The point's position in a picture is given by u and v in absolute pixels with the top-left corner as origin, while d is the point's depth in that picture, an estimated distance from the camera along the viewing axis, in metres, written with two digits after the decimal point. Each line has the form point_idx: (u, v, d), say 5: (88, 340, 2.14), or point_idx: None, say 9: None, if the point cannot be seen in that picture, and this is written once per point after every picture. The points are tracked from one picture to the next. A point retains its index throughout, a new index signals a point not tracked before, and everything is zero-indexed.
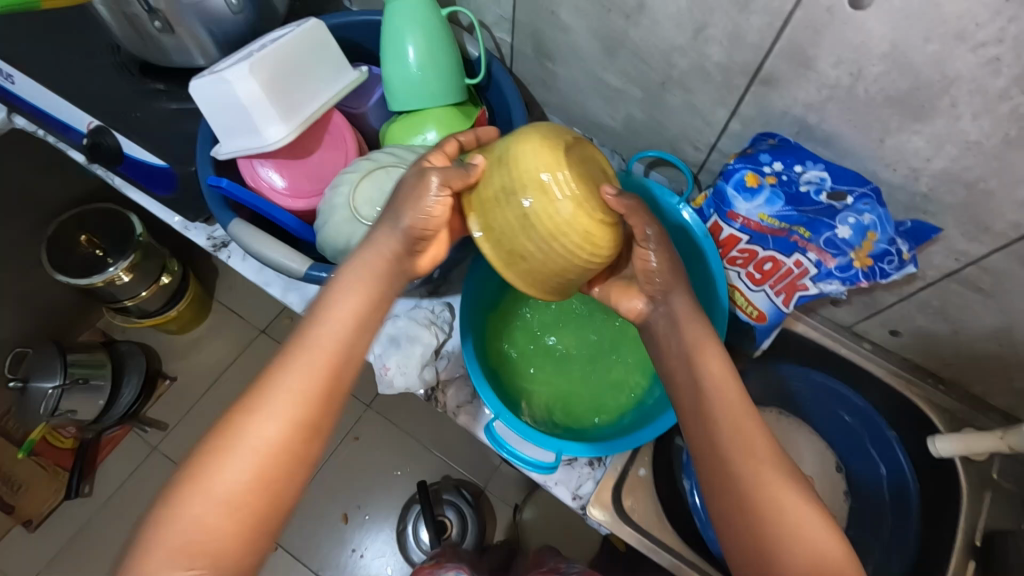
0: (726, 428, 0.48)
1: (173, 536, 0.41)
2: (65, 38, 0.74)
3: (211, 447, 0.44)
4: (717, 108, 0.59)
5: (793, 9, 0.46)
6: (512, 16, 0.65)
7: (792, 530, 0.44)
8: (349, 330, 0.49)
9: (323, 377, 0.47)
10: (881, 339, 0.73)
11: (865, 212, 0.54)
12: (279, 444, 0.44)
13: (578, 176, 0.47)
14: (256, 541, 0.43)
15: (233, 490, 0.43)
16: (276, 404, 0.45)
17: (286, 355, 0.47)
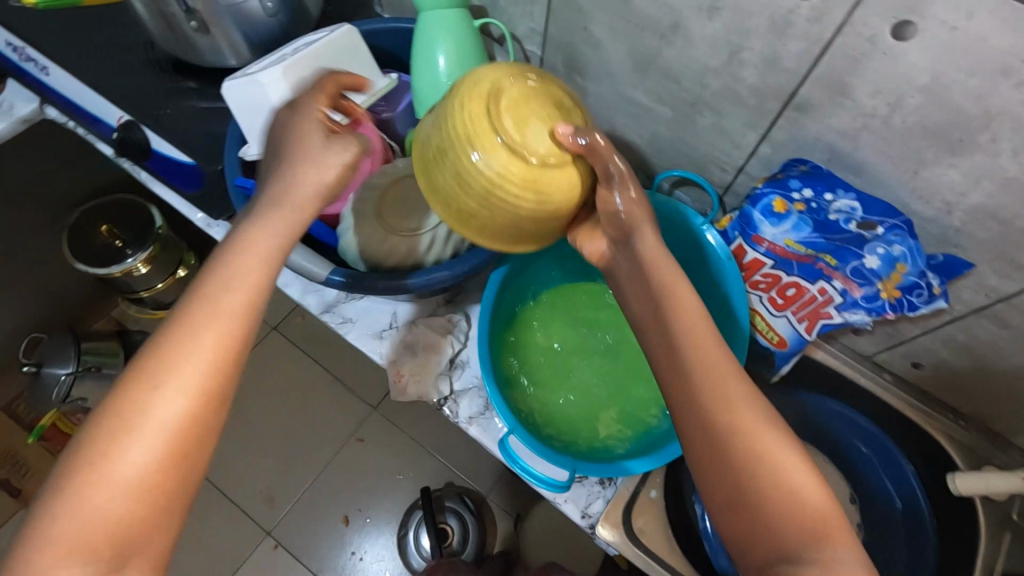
0: (698, 369, 0.43)
1: (70, 529, 0.35)
2: (102, 34, 0.75)
3: (103, 423, 0.37)
4: (747, 130, 0.58)
5: (833, 36, 0.46)
6: (544, 30, 0.65)
7: (780, 484, 0.38)
8: (258, 284, 0.44)
9: (235, 333, 0.42)
10: (902, 370, 0.72)
11: (895, 243, 0.53)
12: (191, 414, 0.39)
13: (518, 121, 0.48)
14: (167, 522, 0.38)
15: (141, 471, 0.37)
16: (184, 370, 0.39)
17: (185, 313, 0.41)
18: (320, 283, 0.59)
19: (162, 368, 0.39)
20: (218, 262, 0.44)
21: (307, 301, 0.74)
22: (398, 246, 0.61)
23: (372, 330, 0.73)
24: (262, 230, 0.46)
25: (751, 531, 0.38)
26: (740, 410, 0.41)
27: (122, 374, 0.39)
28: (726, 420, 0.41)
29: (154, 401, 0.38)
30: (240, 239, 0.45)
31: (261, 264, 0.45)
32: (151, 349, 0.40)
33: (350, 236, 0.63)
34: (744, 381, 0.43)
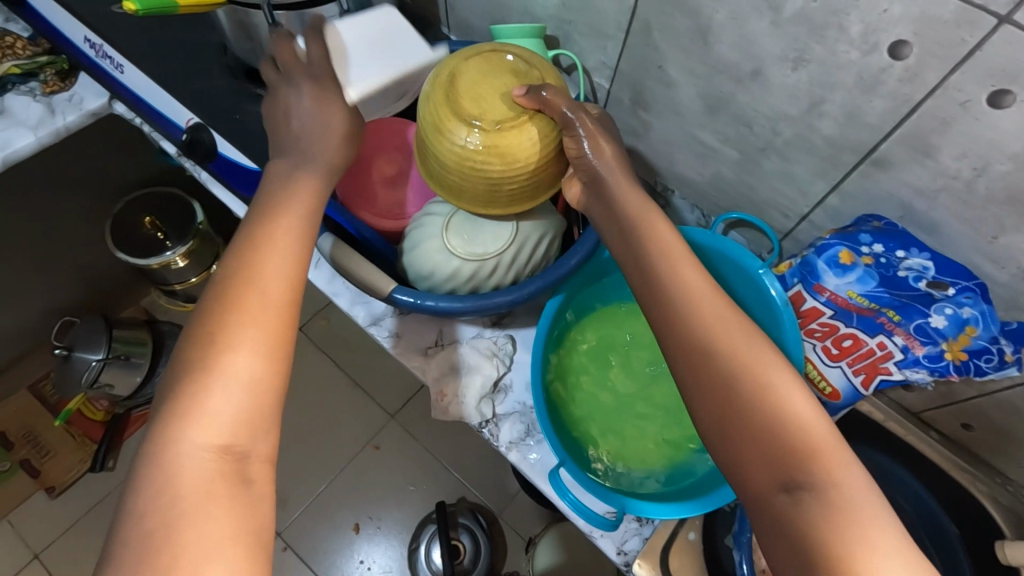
0: (699, 322, 0.44)
1: (196, 428, 0.38)
2: (176, 38, 0.77)
3: (202, 343, 0.41)
4: (817, 180, 0.58)
5: (923, 98, 0.45)
6: (614, 64, 0.66)
7: (776, 411, 0.41)
8: (310, 218, 0.49)
9: (298, 254, 0.47)
10: (952, 430, 0.70)
11: (966, 305, 0.52)
12: (277, 316, 0.43)
13: (473, 94, 0.54)
14: (276, 413, 0.41)
15: (248, 367, 0.41)
16: (266, 287, 0.44)
17: (252, 241, 0.46)
18: (383, 298, 0.60)
19: (247, 282, 0.43)
20: (271, 205, 0.49)
21: (354, 312, 0.74)
22: (462, 271, 0.61)
23: (417, 346, 0.73)
24: (298, 176, 0.51)
25: (752, 458, 0.40)
26: (738, 346, 0.43)
27: (208, 295, 0.43)
28: (727, 358, 0.43)
29: (244, 310, 0.42)
30: (282, 184, 0.51)
31: (306, 202, 0.50)
32: (228, 272, 0.44)
33: (414, 255, 0.63)
34: (739, 319, 0.44)
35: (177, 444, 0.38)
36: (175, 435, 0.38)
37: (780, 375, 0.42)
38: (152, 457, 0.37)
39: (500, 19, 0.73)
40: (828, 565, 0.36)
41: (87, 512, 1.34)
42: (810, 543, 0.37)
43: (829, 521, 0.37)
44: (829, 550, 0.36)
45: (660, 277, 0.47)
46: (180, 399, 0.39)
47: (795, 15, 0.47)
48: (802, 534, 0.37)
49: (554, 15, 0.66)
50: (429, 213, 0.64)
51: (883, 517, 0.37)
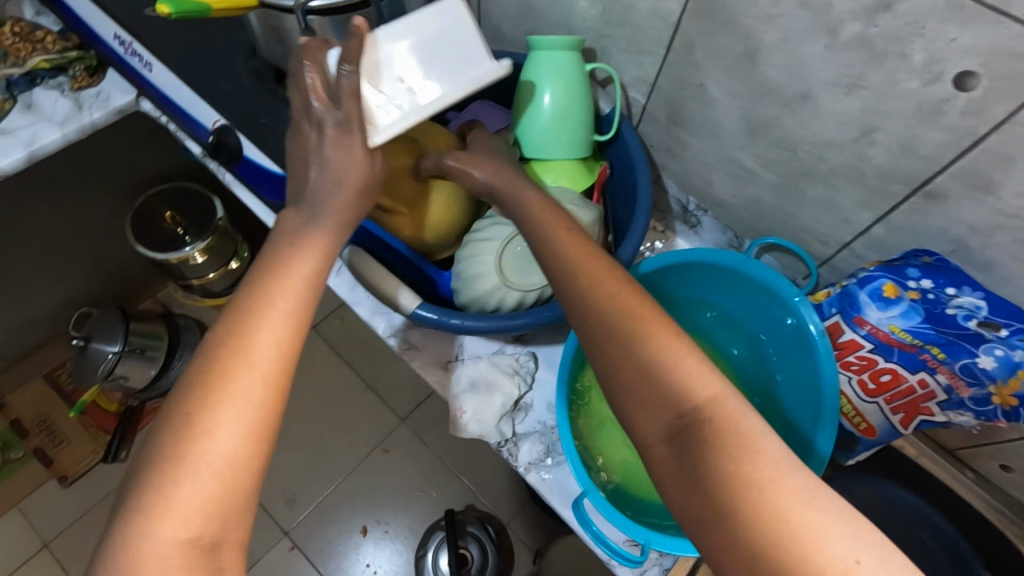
0: (593, 293, 0.42)
1: (161, 519, 0.34)
2: (208, 39, 0.76)
3: (178, 421, 0.36)
4: (862, 209, 0.56)
5: (988, 132, 0.43)
6: (652, 80, 0.64)
7: (666, 362, 0.39)
8: (318, 279, 0.43)
9: (296, 317, 0.41)
10: (988, 470, 0.67)
11: (1018, 349, 0.49)
12: (265, 392, 0.38)
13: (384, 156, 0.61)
14: (249, 498, 0.37)
15: (226, 451, 0.36)
16: (255, 357, 0.38)
17: (248, 298, 0.40)
18: (407, 315, 0.59)
19: (235, 351, 0.38)
20: (275, 254, 0.43)
21: (374, 322, 0.73)
22: (525, 302, 0.59)
23: (438, 359, 0.72)
24: (315, 236, 0.44)
25: (643, 411, 0.39)
26: (613, 291, 0.42)
27: (194, 361, 0.38)
28: (605, 305, 0.41)
29: (228, 385, 0.37)
30: (291, 236, 0.44)
31: (315, 253, 0.44)
32: (218, 334, 0.39)
33: (466, 298, 0.61)
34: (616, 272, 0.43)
35: (141, 535, 0.34)
36: (140, 522, 0.34)
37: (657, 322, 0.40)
38: (118, 546, 0.34)
39: (536, 29, 0.71)
40: (729, 510, 0.35)
41: (97, 503, 1.33)
42: (710, 490, 0.36)
43: (725, 460, 0.36)
44: (729, 491, 0.35)
45: (561, 251, 0.45)
46: (148, 480, 0.35)
47: (851, 39, 0.45)
48: (705, 478, 0.36)
49: (592, 27, 0.64)
50: (472, 249, 0.60)
51: (772, 445, 0.36)
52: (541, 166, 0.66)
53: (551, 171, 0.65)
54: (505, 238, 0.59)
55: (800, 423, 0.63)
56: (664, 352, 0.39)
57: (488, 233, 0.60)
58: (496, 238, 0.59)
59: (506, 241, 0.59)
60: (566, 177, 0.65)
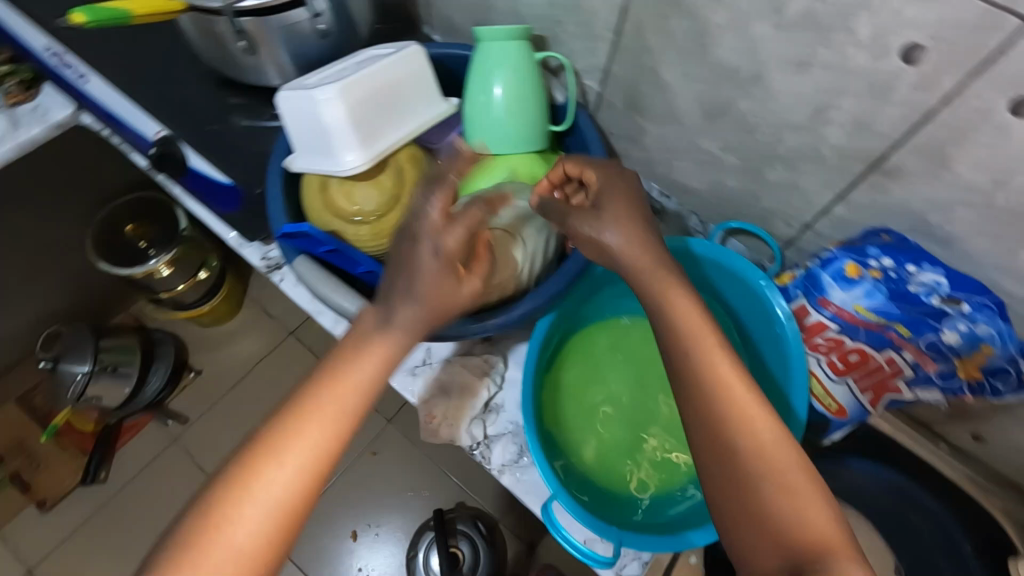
0: (723, 408, 0.40)
1: None
2: (148, 47, 0.73)
3: (203, 510, 0.37)
4: (822, 189, 0.55)
5: (938, 105, 0.42)
6: (607, 67, 0.62)
7: (784, 499, 0.37)
8: (374, 389, 0.42)
9: (339, 423, 0.40)
10: (963, 442, 0.67)
11: (981, 323, 0.49)
12: (288, 499, 0.37)
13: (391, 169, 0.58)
14: None
15: (237, 552, 0.36)
16: (287, 461, 0.38)
17: (302, 399, 0.40)
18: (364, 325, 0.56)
19: (272, 449, 0.38)
20: (337, 355, 0.42)
21: None
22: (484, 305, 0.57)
23: (405, 366, 0.70)
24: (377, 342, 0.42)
25: (761, 549, 0.37)
26: (744, 411, 0.40)
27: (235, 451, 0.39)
28: (727, 421, 0.40)
29: (256, 482, 0.37)
30: (358, 338, 0.43)
31: (377, 366, 0.42)
32: (268, 427, 0.39)
33: None
34: (756, 397, 0.41)
35: None
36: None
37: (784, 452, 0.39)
38: None
39: (487, 20, 0.69)
40: None
41: (79, 526, 1.30)
42: None
43: None
44: None
45: (694, 352, 0.42)
46: (159, 562, 0.35)
47: (797, 16, 0.44)
48: None
49: (542, 15, 0.62)
50: None
51: None
52: (496, 159, 0.63)
53: (505, 164, 0.63)
54: None
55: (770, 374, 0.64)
56: (792, 493, 0.38)
57: None
58: None
59: None
60: (524, 170, 0.63)
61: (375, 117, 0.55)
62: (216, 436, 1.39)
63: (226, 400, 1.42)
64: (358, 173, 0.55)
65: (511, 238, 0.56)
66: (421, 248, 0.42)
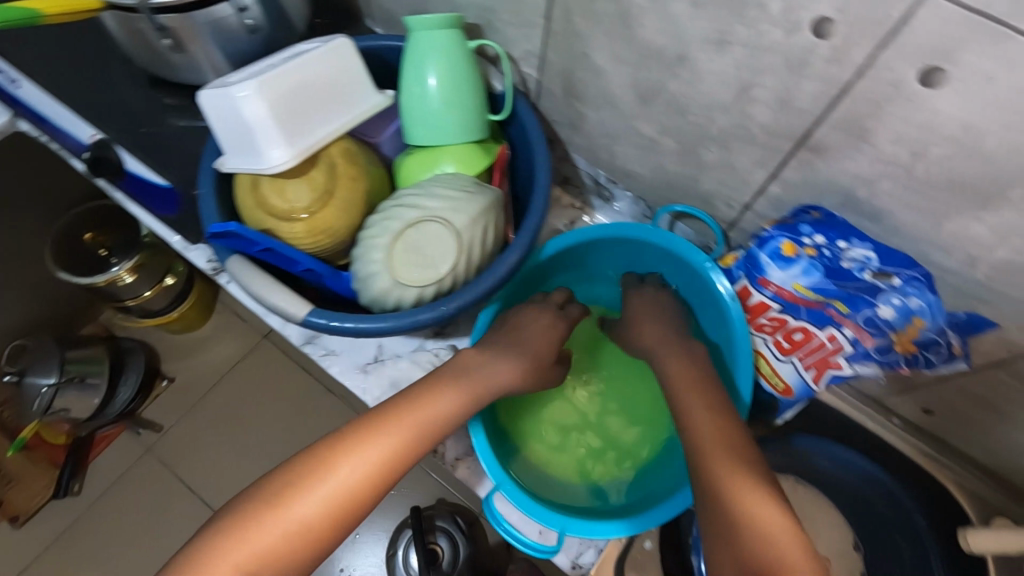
0: (703, 444, 0.51)
1: (245, 545, 0.43)
2: (80, 49, 0.71)
3: (287, 479, 0.46)
4: (756, 168, 0.55)
5: (853, 79, 0.42)
6: (542, 53, 0.61)
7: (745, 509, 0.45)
8: (432, 427, 0.51)
9: (413, 441, 0.50)
10: (914, 416, 0.67)
11: (913, 296, 0.49)
12: (359, 487, 0.47)
13: (322, 165, 0.57)
14: (306, 556, 0.45)
15: (306, 517, 0.45)
16: (356, 460, 0.47)
17: (378, 415, 0.50)
18: (299, 323, 0.55)
19: (347, 446, 0.48)
20: (419, 391, 0.53)
21: (287, 331, 0.70)
22: (423, 298, 0.56)
23: (356, 362, 0.70)
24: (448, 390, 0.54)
25: (726, 554, 0.44)
26: (718, 446, 0.50)
27: (317, 442, 0.49)
28: (704, 454, 0.50)
29: (332, 469, 0.47)
30: (432, 383, 0.54)
31: (443, 407, 0.53)
32: (347, 427, 0.49)
33: (369, 296, 0.57)
34: (730, 433, 0.51)
35: (223, 549, 0.43)
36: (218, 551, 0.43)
37: (762, 509, 0.45)
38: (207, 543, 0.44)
39: (422, 10, 0.68)
40: None
41: (53, 541, 1.28)
42: None
43: None
44: None
45: (683, 405, 0.55)
46: (245, 511, 0.45)
47: None
48: None
49: (474, 3, 0.61)
50: (363, 245, 0.57)
51: None
52: (436, 152, 0.62)
53: (446, 157, 0.62)
54: (394, 234, 0.55)
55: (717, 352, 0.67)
56: (768, 540, 0.43)
57: (377, 229, 0.56)
58: (385, 234, 0.56)
59: (396, 237, 0.55)
60: (464, 162, 0.62)
61: (301, 112, 0.54)
62: (192, 444, 1.35)
63: (200, 407, 1.37)
64: (287, 169, 0.54)
65: (446, 228, 0.55)
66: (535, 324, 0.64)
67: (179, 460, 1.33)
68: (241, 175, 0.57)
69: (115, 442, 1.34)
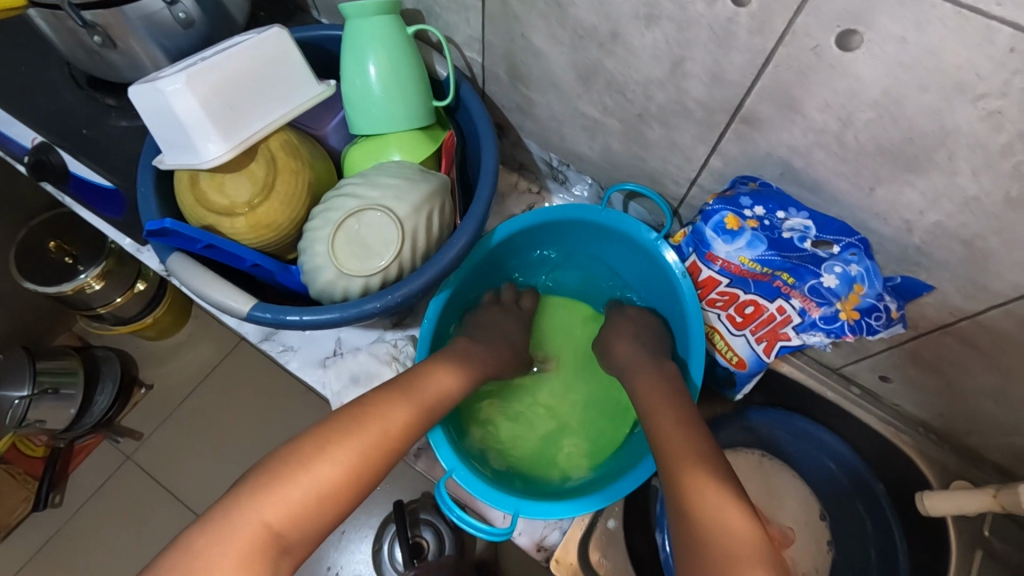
0: (670, 455, 0.51)
1: (231, 535, 0.42)
2: (15, 51, 0.70)
3: (271, 469, 0.46)
4: (698, 143, 0.54)
5: (776, 47, 0.41)
6: (482, 37, 0.61)
7: (707, 512, 0.45)
8: (408, 426, 0.53)
9: (403, 432, 0.52)
10: (872, 385, 0.67)
11: (852, 263, 0.50)
12: (353, 473, 0.48)
13: (262, 158, 0.56)
14: (290, 549, 0.44)
15: (291, 506, 0.44)
16: (340, 451, 0.48)
17: (360, 410, 0.51)
18: (244, 319, 0.54)
19: (332, 437, 0.48)
20: (393, 389, 0.54)
21: (245, 330, 0.69)
22: (370, 288, 0.56)
23: (315, 357, 0.69)
24: (419, 388, 0.55)
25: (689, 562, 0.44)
26: (685, 454, 0.50)
27: (301, 436, 0.49)
28: (670, 464, 0.50)
29: (319, 460, 0.47)
30: (407, 382, 0.55)
31: (416, 406, 0.54)
32: (330, 421, 0.50)
33: (317, 288, 0.57)
34: (699, 442, 0.51)
35: (209, 540, 0.42)
36: (211, 538, 0.42)
37: (731, 514, 0.44)
38: (192, 534, 0.42)
39: None
40: None
41: (34, 556, 1.24)
42: None
43: None
44: None
45: (650, 419, 0.56)
46: (230, 502, 0.44)
47: None
48: None
49: None
50: (307, 238, 0.57)
51: None
52: (380, 141, 0.62)
53: (391, 145, 0.62)
54: (335, 225, 0.55)
55: (675, 333, 0.68)
56: (727, 540, 0.42)
57: (320, 221, 0.56)
58: (327, 225, 0.55)
59: (337, 228, 0.55)
60: (411, 149, 0.62)
61: (235, 105, 0.54)
62: (172, 452, 1.30)
63: (182, 410, 1.32)
64: (222, 163, 0.54)
65: (388, 217, 0.54)
66: (497, 337, 0.68)
67: (158, 467, 1.29)
68: (178, 170, 0.56)
69: (94, 453, 1.30)
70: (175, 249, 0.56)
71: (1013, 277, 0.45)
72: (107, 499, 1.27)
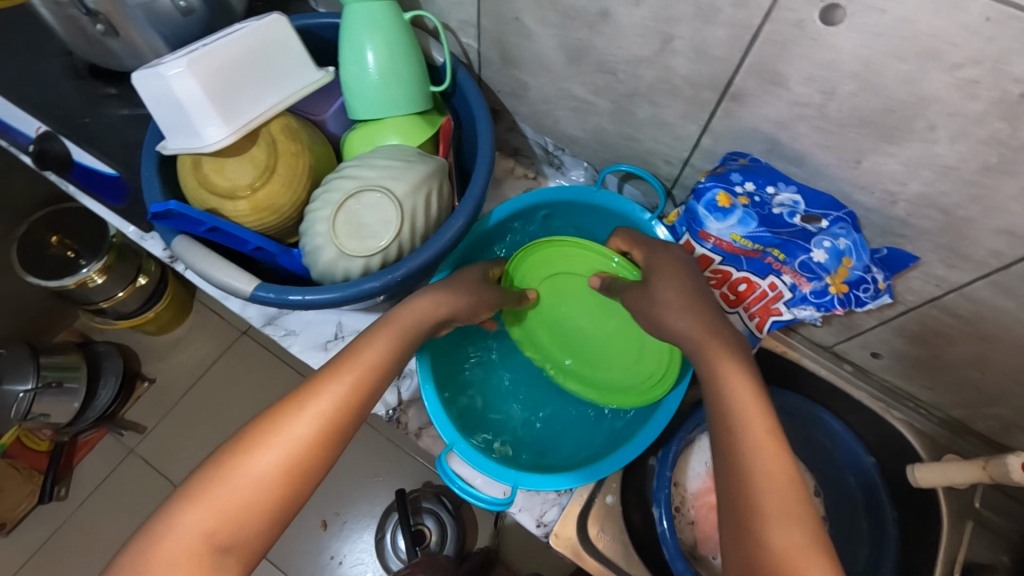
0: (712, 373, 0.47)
1: (166, 544, 0.41)
2: (18, 44, 0.71)
3: (207, 470, 0.44)
4: (687, 122, 0.56)
5: (761, 22, 0.42)
6: (475, 22, 0.62)
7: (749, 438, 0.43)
8: (351, 401, 0.48)
9: (342, 408, 0.47)
10: (863, 361, 0.68)
11: (841, 236, 0.52)
12: (289, 460, 0.44)
13: (263, 143, 0.57)
14: (231, 551, 0.42)
15: (224, 508, 0.42)
16: (273, 442, 0.44)
17: (296, 394, 0.47)
18: (248, 299, 0.55)
19: (266, 427, 0.45)
20: (335, 363, 0.49)
21: (248, 314, 0.71)
22: (371, 269, 0.57)
23: (317, 341, 0.70)
24: (364, 358, 0.50)
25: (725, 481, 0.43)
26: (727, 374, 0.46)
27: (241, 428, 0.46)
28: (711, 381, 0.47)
29: (250, 456, 0.44)
30: (350, 353, 0.50)
31: (359, 376, 0.49)
32: (266, 410, 0.46)
33: (319, 270, 0.58)
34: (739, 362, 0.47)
35: (149, 549, 0.41)
36: (148, 546, 0.41)
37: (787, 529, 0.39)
38: (138, 542, 0.42)
39: None
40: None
41: (39, 549, 1.24)
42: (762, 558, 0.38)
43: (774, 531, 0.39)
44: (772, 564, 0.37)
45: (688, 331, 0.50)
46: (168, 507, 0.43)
47: None
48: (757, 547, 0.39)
49: None
50: (310, 219, 0.58)
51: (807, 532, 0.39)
52: (378, 127, 0.63)
53: (389, 130, 0.63)
54: (336, 206, 0.56)
55: None
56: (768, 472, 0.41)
57: (321, 203, 0.57)
58: (328, 207, 0.57)
59: (338, 209, 0.56)
60: (408, 134, 0.63)
61: (236, 90, 0.55)
62: (174, 445, 1.31)
63: (185, 401, 1.34)
64: (224, 146, 0.55)
65: (387, 198, 0.55)
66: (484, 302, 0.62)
67: (162, 459, 1.29)
68: (182, 157, 0.57)
69: (97, 447, 1.30)
70: (179, 233, 0.57)
71: (993, 244, 0.46)
72: (110, 492, 1.28)
